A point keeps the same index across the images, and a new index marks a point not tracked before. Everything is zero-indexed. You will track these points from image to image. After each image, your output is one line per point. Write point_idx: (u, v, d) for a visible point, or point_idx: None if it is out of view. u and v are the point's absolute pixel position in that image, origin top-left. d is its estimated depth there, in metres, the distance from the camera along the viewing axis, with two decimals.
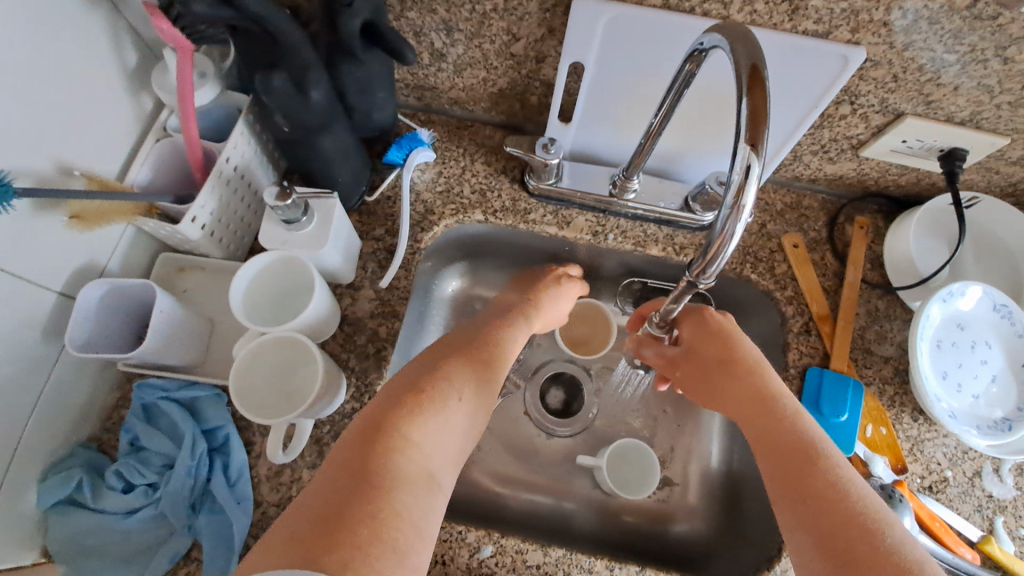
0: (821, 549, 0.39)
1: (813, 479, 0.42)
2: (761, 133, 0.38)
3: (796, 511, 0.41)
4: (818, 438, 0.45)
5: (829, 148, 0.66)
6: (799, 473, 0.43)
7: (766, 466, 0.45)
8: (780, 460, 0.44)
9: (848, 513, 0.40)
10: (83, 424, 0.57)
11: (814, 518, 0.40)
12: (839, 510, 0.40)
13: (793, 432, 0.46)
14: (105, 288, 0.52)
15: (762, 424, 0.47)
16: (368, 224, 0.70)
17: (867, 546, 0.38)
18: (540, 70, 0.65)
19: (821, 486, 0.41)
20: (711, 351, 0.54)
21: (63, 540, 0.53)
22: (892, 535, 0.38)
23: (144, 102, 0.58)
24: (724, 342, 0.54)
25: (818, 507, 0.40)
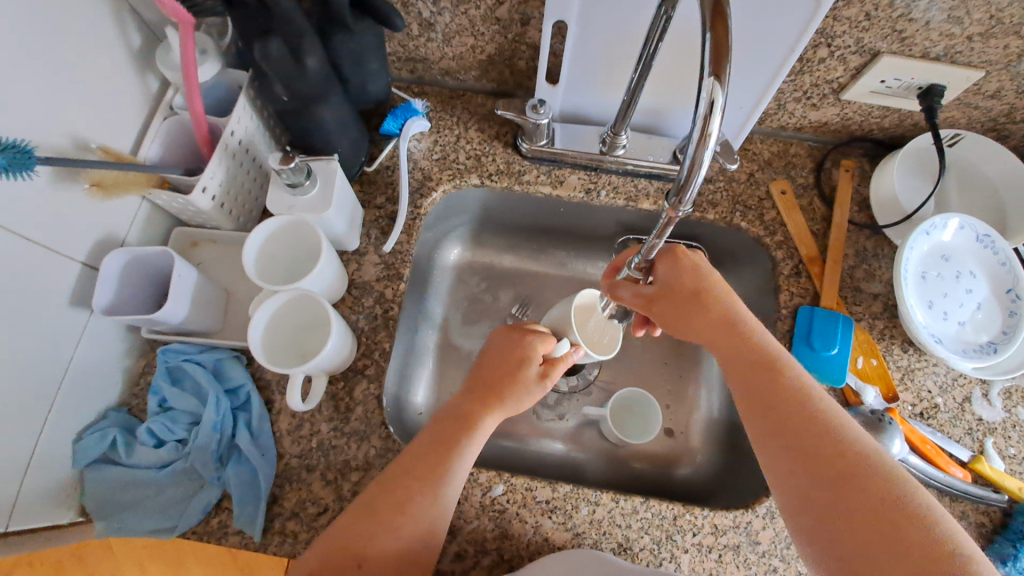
0: (786, 450, 0.45)
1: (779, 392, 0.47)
2: (724, 64, 0.40)
3: (764, 421, 0.47)
4: (778, 354, 0.51)
5: (811, 94, 0.69)
6: (766, 388, 0.48)
7: (737, 389, 0.50)
8: (748, 379, 0.49)
9: (811, 417, 0.45)
10: (113, 389, 0.61)
11: (782, 430, 0.46)
12: (801, 418, 0.45)
13: (759, 351, 0.51)
14: (124, 256, 0.56)
15: (731, 349, 0.52)
16: (370, 193, 0.73)
17: (825, 443, 0.44)
18: (526, 33, 0.68)
19: (786, 397, 0.47)
20: (685, 286, 0.55)
21: (102, 495, 0.57)
22: (847, 430, 0.44)
23: (150, 82, 0.61)
24: (695, 277, 0.56)
25: (784, 420, 0.46)
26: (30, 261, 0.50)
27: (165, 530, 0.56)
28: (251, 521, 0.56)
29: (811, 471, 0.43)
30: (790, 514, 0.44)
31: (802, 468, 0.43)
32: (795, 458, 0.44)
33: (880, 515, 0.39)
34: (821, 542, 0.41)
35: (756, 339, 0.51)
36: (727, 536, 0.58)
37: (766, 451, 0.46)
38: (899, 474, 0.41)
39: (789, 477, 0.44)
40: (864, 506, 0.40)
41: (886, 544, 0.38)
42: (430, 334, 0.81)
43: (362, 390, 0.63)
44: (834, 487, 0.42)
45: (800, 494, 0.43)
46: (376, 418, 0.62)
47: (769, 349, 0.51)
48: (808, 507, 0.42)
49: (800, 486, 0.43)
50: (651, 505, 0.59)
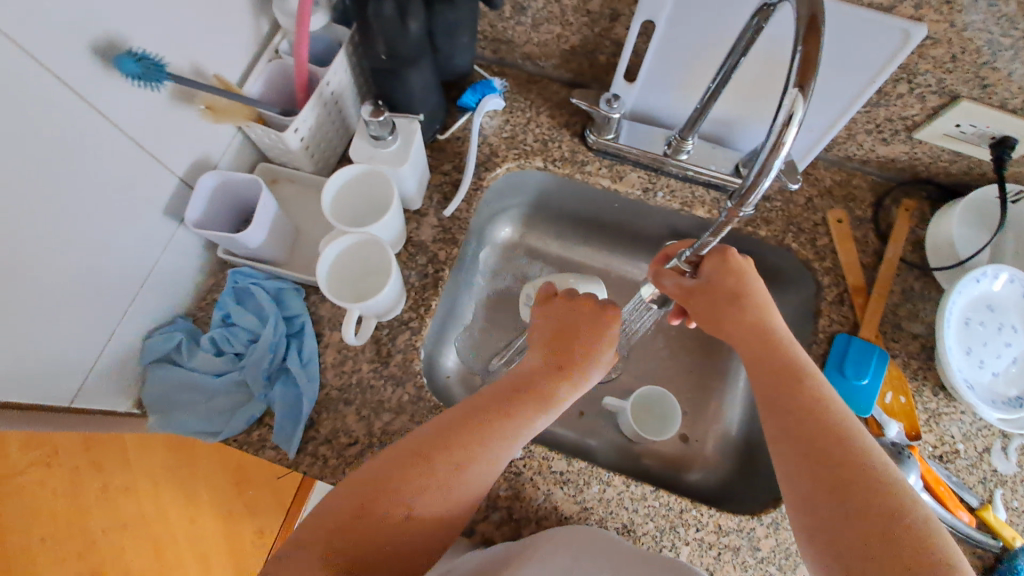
0: (798, 451, 0.47)
1: (801, 399, 0.49)
2: (809, 79, 0.42)
3: (781, 422, 0.49)
4: (807, 364, 0.52)
5: (883, 128, 0.69)
6: (788, 392, 0.50)
7: (760, 386, 0.52)
8: (773, 382, 0.51)
9: (826, 422, 0.47)
10: (183, 299, 0.66)
11: (797, 429, 0.48)
12: (818, 421, 0.48)
13: (787, 357, 0.53)
14: (217, 179, 0.61)
15: (761, 351, 0.54)
16: (438, 159, 0.77)
17: (837, 447, 0.46)
18: (612, 28, 0.71)
19: (806, 403, 0.49)
20: (727, 285, 0.57)
21: (161, 391, 0.63)
22: (862, 443, 0.46)
23: (262, 25, 0.66)
24: (739, 278, 0.57)
25: (802, 419, 0.48)
26: (138, 168, 0.55)
27: (212, 432, 0.61)
28: (289, 439, 0.61)
29: (819, 473, 0.45)
30: (792, 511, 0.46)
31: (810, 465, 0.46)
32: (806, 455, 0.46)
33: (879, 523, 0.41)
34: (818, 539, 0.43)
35: (786, 346, 0.53)
36: (729, 537, 0.60)
37: (777, 446, 0.49)
38: (905, 490, 0.43)
39: (796, 476, 0.46)
40: (865, 512, 0.42)
41: (881, 545, 0.40)
42: (470, 304, 0.85)
43: (404, 340, 0.67)
44: (839, 491, 0.44)
45: (805, 492, 0.45)
46: (413, 367, 0.66)
47: (798, 358, 0.53)
48: (810, 507, 0.45)
49: (805, 486, 0.45)
50: (661, 495, 0.62)
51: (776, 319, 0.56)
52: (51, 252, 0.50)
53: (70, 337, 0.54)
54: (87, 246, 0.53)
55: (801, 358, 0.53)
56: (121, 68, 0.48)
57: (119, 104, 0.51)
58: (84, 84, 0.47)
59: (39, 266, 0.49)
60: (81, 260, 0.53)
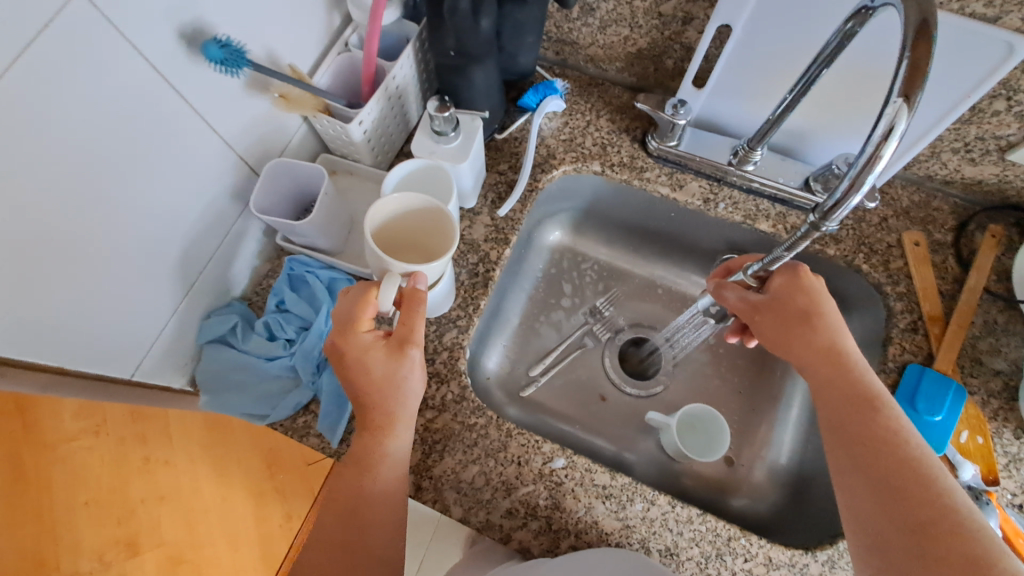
0: (871, 488, 0.44)
1: (873, 431, 0.46)
2: (916, 88, 0.39)
3: (852, 455, 0.46)
4: (882, 393, 0.49)
5: (972, 147, 0.65)
6: (859, 424, 0.47)
7: (829, 414, 0.49)
8: (843, 410, 0.49)
9: (903, 458, 0.44)
10: (242, 283, 0.68)
11: (869, 463, 0.45)
12: (895, 456, 0.44)
13: (859, 385, 0.49)
14: (282, 166, 0.62)
15: (827, 376, 0.51)
16: (495, 159, 0.76)
17: (916, 487, 0.42)
18: (683, 33, 0.69)
19: (879, 437, 0.46)
20: (796, 301, 0.54)
21: (213, 371, 0.64)
22: (944, 484, 0.42)
23: (334, 19, 0.67)
24: (810, 296, 0.54)
25: (876, 453, 0.45)
26: (210, 151, 0.57)
27: (260, 415, 0.62)
28: (333, 429, 0.61)
29: (895, 514, 0.42)
30: (863, 552, 0.43)
31: (884, 505, 0.43)
32: (879, 493, 0.43)
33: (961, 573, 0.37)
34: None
35: (860, 373, 0.50)
36: (780, 572, 0.57)
37: (846, 480, 0.46)
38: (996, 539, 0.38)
39: (867, 514, 0.43)
40: (945, 560, 0.38)
41: None
42: (515, 307, 0.84)
43: (451, 337, 0.67)
44: (916, 536, 0.40)
45: (878, 534, 0.42)
46: (459, 365, 0.65)
47: (872, 386, 0.49)
48: (884, 550, 0.42)
49: (879, 527, 0.42)
50: (708, 519, 0.59)
51: (850, 342, 0.52)
52: (127, 228, 0.51)
53: (137, 313, 0.56)
54: (159, 224, 0.54)
55: (875, 385, 0.49)
56: (205, 52, 0.49)
57: (199, 88, 0.53)
58: (170, 68, 0.49)
59: (117, 242, 0.51)
60: (154, 239, 0.54)
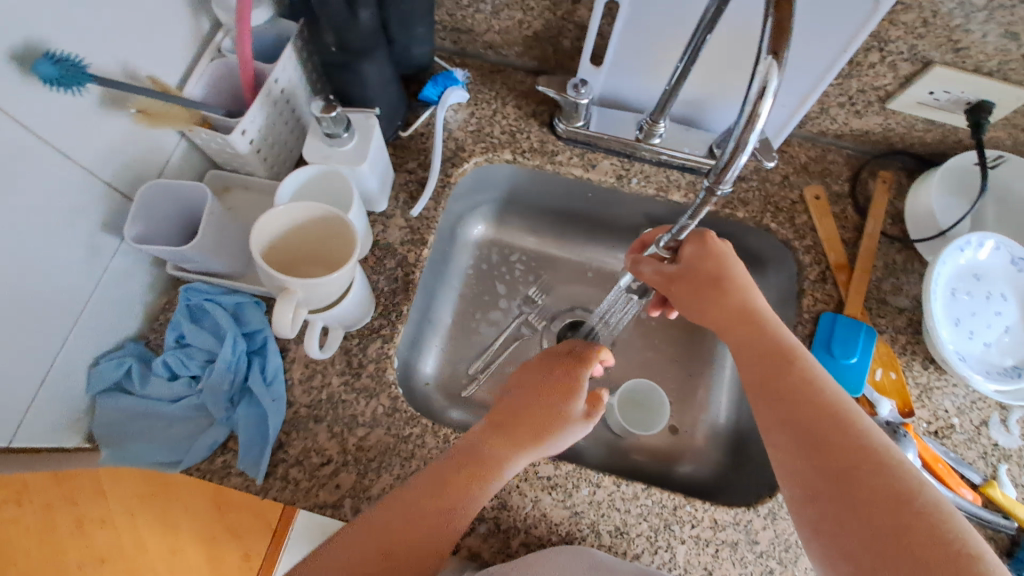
0: (795, 441, 0.45)
1: (793, 384, 0.47)
2: (783, 45, 0.39)
3: (777, 411, 0.47)
4: (795, 346, 0.50)
5: (856, 100, 0.68)
6: (779, 379, 0.48)
7: (750, 373, 0.50)
8: (763, 368, 0.49)
9: (822, 407, 0.45)
10: (135, 320, 0.61)
11: (792, 416, 0.46)
12: (815, 406, 0.45)
13: (775, 341, 0.50)
14: (159, 190, 0.56)
15: (746, 337, 0.52)
16: (402, 157, 0.73)
17: (837, 434, 0.43)
18: (575, 11, 0.68)
19: (800, 389, 0.46)
20: (707, 268, 0.55)
21: (112, 423, 0.58)
22: (861, 425, 0.44)
23: (202, 23, 0.62)
24: (720, 262, 0.55)
25: (797, 406, 0.46)
26: (67, 180, 0.51)
27: (172, 463, 0.57)
28: (255, 464, 0.57)
29: (822, 463, 0.43)
30: (795, 504, 0.44)
31: (810, 456, 0.44)
32: (804, 446, 0.44)
33: (888, 510, 0.39)
34: (826, 531, 0.41)
35: (773, 329, 0.51)
36: (727, 532, 0.58)
37: (772, 436, 0.46)
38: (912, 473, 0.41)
39: (797, 468, 0.44)
40: (873, 500, 0.40)
41: (893, 535, 0.38)
42: (445, 306, 0.81)
43: (376, 348, 0.63)
44: (845, 480, 0.41)
45: (807, 485, 0.43)
46: (386, 377, 0.62)
47: (786, 340, 0.50)
48: (816, 499, 0.42)
49: (810, 477, 0.43)
50: (654, 493, 0.59)
51: (761, 300, 0.53)
52: None
53: None
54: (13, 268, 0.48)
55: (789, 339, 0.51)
56: (35, 69, 0.44)
57: (39, 111, 0.47)
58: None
59: None
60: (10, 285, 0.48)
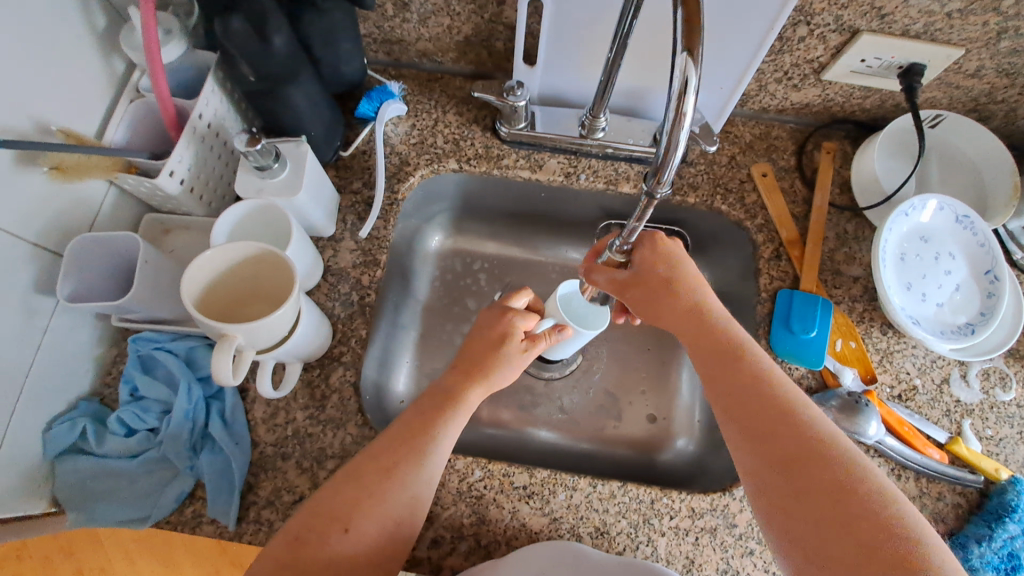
0: (748, 436, 0.46)
1: (742, 378, 0.48)
2: (696, 40, 0.39)
3: (728, 406, 0.48)
4: (747, 342, 0.51)
5: (792, 74, 0.68)
6: (729, 373, 0.48)
7: (704, 370, 0.50)
8: (715, 366, 0.50)
9: (771, 401, 0.46)
10: (85, 377, 0.60)
11: (744, 412, 0.46)
12: (766, 400, 0.46)
13: (724, 336, 0.51)
14: (92, 245, 0.55)
15: (697, 334, 0.52)
16: (346, 178, 0.71)
17: (786, 426, 0.44)
18: (502, 12, 0.67)
19: (751, 385, 0.47)
20: (659, 272, 0.56)
21: (71, 487, 0.56)
22: (809, 416, 0.45)
23: (116, 65, 0.60)
24: (671, 264, 0.56)
25: (748, 401, 0.47)
26: None
27: (139, 519, 0.55)
28: (226, 510, 0.56)
29: (773, 456, 0.44)
30: (749, 499, 0.45)
31: (761, 450, 0.44)
32: (756, 440, 0.45)
33: (835, 498, 0.40)
34: (776, 524, 0.42)
35: (723, 324, 0.52)
36: (704, 519, 0.58)
37: (728, 432, 0.47)
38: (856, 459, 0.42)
39: (749, 462, 0.45)
40: (819, 488, 0.41)
41: (841, 525, 0.39)
42: (411, 322, 0.80)
43: (338, 377, 0.62)
44: (793, 473, 0.42)
45: (761, 479, 0.44)
46: (351, 405, 0.61)
47: (736, 337, 0.51)
48: (767, 492, 0.43)
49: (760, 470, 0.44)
50: (629, 488, 0.59)
51: (712, 299, 0.54)
52: None
53: None
54: None
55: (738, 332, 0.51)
56: None
57: None
58: None
59: None
60: None
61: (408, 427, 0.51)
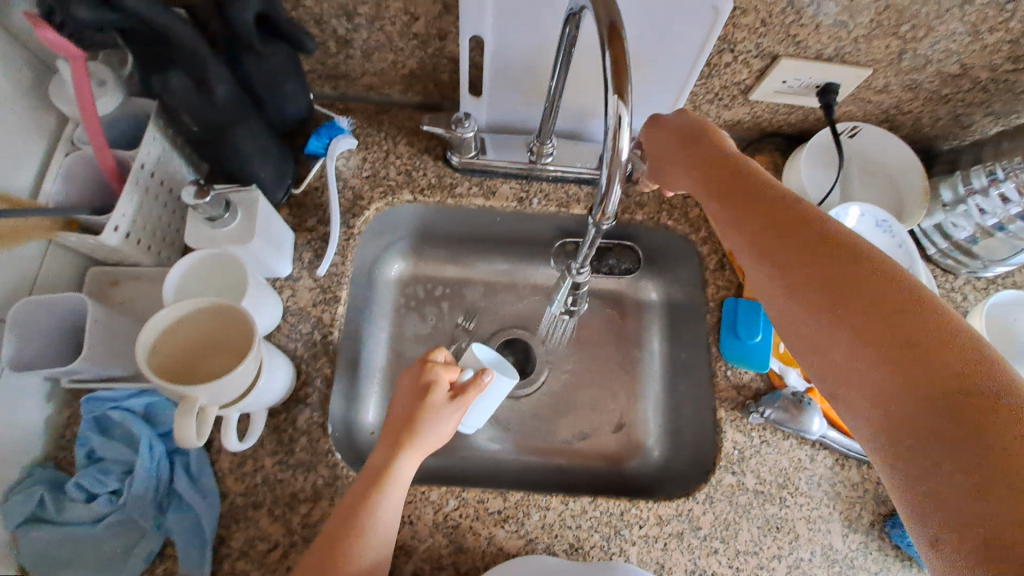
0: (828, 304, 0.44)
1: (862, 291, 0.43)
2: (625, 84, 0.42)
3: (808, 290, 0.45)
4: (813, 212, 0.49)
5: (722, 96, 0.72)
6: (841, 281, 0.44)
7: (774, 251, 0.48)
8: (784, 243, 0.48)
9: (859, 275, 0.44)
10: (36, 444, 0.57)
11: (832, 291, 0.44)
12: (845, 273, 0.44)
13: (823, 236, 0.47)
14: (32, 308, 0.53)
15: (791, 249, 0.47)
16: (300, 217, 0.71)
17: (881, 294, 0.42)
18: (445, 47, 0.68)
19: (832, 259, 0.45)
20: (704, 147, 0.57)
21: (30, 559, 0.53)
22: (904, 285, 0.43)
23: (46, 118, 0.58)
24: (708, 139, 0.58)
25: (833, 276, 0.44)
26: None
27: None
28: (198, 568, 0.55)
29: (872, 334, 0.42)
30: (852, 385, 0.42)
31: (863, 334, 0.42)
32: (851, 322, 0.43)
33: (948, 364, 0.38)
34: (887, 395, 0.40)
35: (806, 211, 0.49)
36: (671, 525, 0.62)
37: (808, 318, 0.45)
38: (980, 340, 0.39)
39: (848, 340, 0.43)
40: (930, 358, 0.39)
41: (953, 385, 0.38)
42: (376, 352, 0.80)
43: (306, 419, 0.62)
44: (905, 352, 0.40)
45: (863, 358, 0.42)
46: (321, 446, 0.61)
47: (801, 208, 0.49)
48: (872, 365, 0.41)
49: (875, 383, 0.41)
50: (599, 502, 0.62)
51: (768, 180, 0.53)
52: None
53: None
54: None
55: (820, 217, 0.48)
56: None
57: None
58: None
59: None
60: None
61: (365, 498, 0.51)
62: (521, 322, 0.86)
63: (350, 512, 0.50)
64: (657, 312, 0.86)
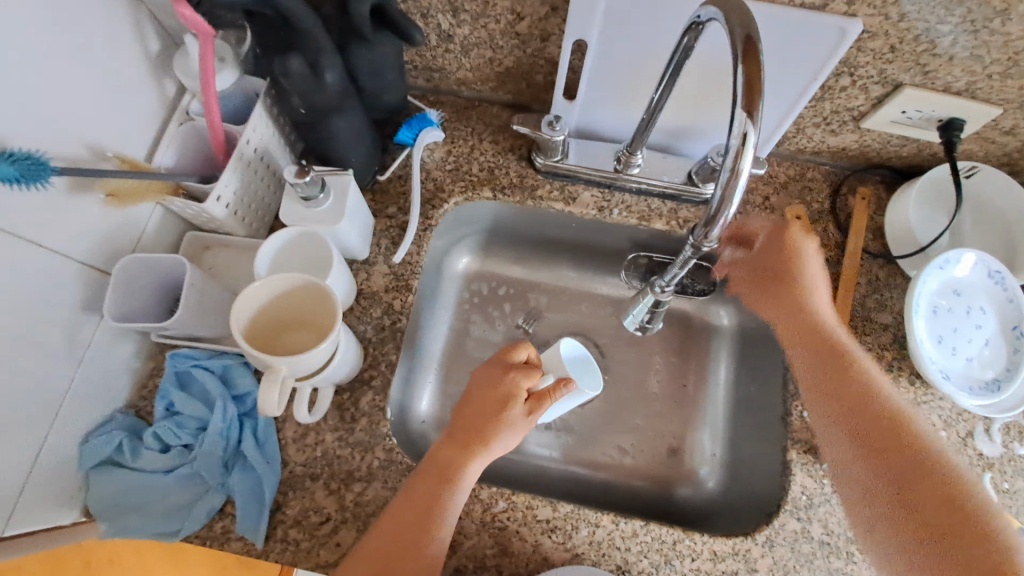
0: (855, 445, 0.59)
1: (875, 418, 0.59)
2: (756, 103, 0.40)
3: (829, 410, 0.62)
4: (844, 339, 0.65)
5: (830, 121, 0.68)
6: (845, 400, 0.61)
7: (808, 374, 0.65)
8: (831, 376, 0.63)
9: (878, 410, 0.60)
10: (121, 390, 0.61)
11: (847, 407, 0.61)
12: (870, 403, 0.61)
13: (882, 409, 0.60)
14: (135, 265, 0.56)
15: (840, 371, 0.63)
16: (382, 202, 0.72)
17: (897, 439, 0.58)
18: (544, 48, 0.68)
19: (860, 394, 0.61)
20: (777, 258, 0.70)
21: (104, 499, 0.57)
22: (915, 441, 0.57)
23: (166, 87, 0.61)
24: (790, 260, 0.69)
25: (860, 408, 0.60)
26: (41, 265, 0.51)
27: (169, 533, 0.56)
28: (254, 531, 0.57)
29: (882, 457, 0.58)
30: (845, 474, 0.60)
31: (868, 453, 0.59)
32: (864, 449, 0.59)
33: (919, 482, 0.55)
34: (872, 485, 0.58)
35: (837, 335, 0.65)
36: (726, 563, 0.58)
37: (827, 430, 0.62)
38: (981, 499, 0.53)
39: (843, 456, 0.60)
40: (908, 476, 0.56)
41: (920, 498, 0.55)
42: (436, 343, 0.81)
43: (368, 401, 0.63)
44: (883, 455, 0.58)
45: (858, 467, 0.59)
46: (379, 430, 0.62)
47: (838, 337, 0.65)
48: (871, 479, 0.58)
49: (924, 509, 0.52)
50: (652, 528, 0.60)
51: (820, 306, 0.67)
52: None
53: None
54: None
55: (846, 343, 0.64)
56: None
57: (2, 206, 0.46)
58: None
59: None
60: None
61: (437, 486, 0.53)
62: (583, 331, 0.84)
63: (423, 493, 0.53)
64: (726, 339, 0.82)
